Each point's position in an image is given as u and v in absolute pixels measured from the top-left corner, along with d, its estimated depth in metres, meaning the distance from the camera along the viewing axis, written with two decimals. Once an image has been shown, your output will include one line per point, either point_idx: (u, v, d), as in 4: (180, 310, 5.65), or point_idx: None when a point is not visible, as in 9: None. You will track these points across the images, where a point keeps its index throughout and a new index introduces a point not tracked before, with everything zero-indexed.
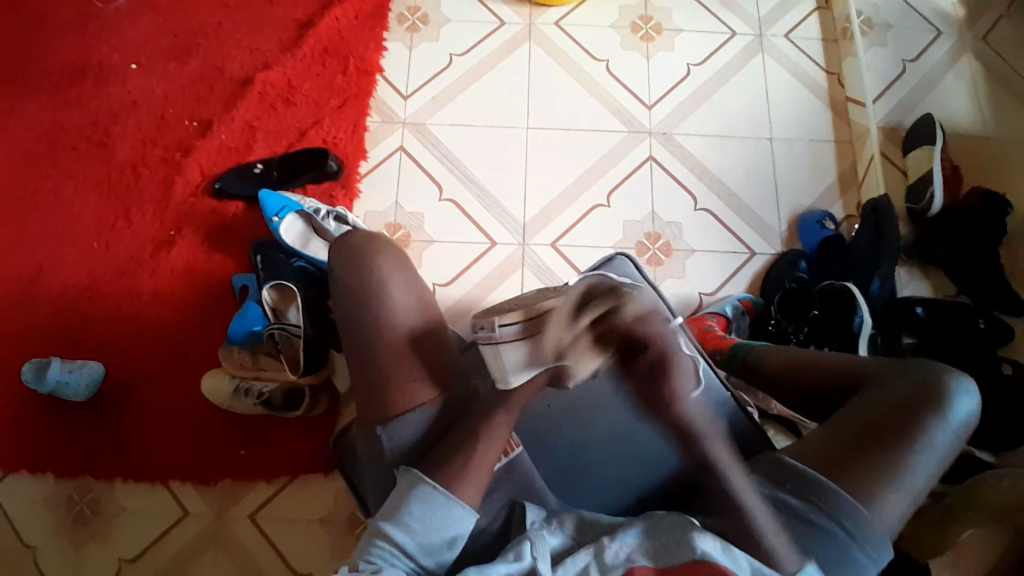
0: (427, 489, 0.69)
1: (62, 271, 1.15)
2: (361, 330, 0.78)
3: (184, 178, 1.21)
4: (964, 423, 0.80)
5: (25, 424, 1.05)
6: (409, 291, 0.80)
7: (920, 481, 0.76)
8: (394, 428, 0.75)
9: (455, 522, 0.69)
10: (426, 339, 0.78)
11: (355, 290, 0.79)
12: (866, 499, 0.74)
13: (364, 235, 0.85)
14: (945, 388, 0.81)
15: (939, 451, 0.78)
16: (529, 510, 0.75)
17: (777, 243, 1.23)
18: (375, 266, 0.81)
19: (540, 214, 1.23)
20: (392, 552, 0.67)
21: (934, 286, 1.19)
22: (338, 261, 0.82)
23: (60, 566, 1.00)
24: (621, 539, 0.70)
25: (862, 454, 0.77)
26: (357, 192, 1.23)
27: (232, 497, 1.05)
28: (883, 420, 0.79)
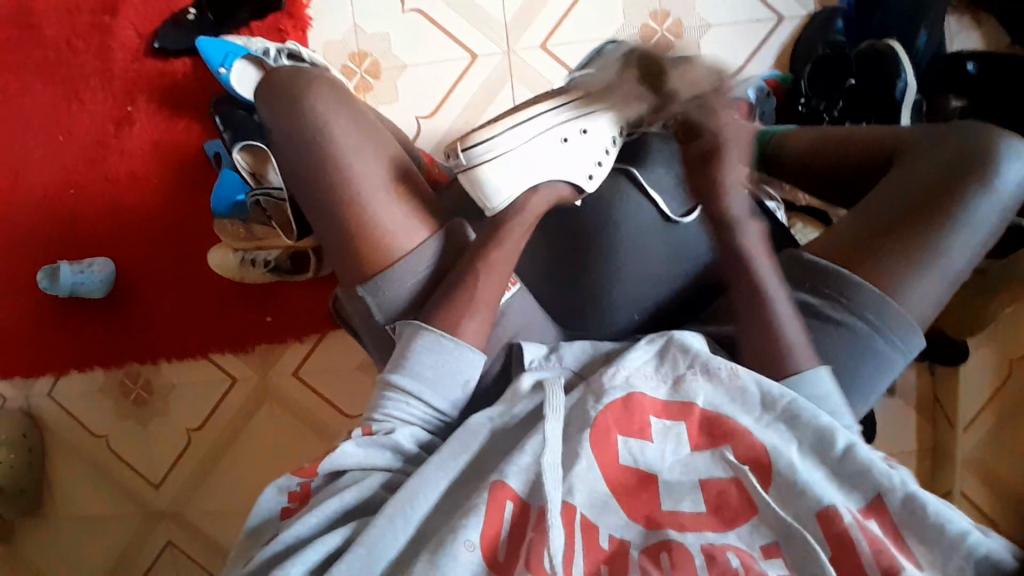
0: (433, 338, 0.68)
1: (35, 170, 1.10)
2: (330, 198, 0.72)
3: (121, 41, 1.08)
4: (1013, 193, 0.70)
5: (58, 325, 1.09)
6: (354, 131, 0.72)
7: (955, 264, 0.70)
8: (377, 286, 0.72)
9: (466, 365, 0.69)
10: (381, 174, 0.73)
11: (299, 140, 0.72)
12: (895, 291, 0.69)
13: (289, 70, 0.76)
14: (993, 155, 0.70)
15: (981, 227, 0.70)
16: (527, 348, 0.73)
17: (809, 1, 1.03)
18: (313, 104, 0.72)
19: (521, 12, 1.05)
20: (404, 399, 0.67)
21: (986, 37, 0.99)
22: (271, 112, 0.74)
23: (135, 444, 1.10)
24: (620, 364, 0.67)
25: (893, 240, 0.70)
26: (307, 21, 1.07)
27: (272, 359, 1.10)
28: (917, 198, 0.70)
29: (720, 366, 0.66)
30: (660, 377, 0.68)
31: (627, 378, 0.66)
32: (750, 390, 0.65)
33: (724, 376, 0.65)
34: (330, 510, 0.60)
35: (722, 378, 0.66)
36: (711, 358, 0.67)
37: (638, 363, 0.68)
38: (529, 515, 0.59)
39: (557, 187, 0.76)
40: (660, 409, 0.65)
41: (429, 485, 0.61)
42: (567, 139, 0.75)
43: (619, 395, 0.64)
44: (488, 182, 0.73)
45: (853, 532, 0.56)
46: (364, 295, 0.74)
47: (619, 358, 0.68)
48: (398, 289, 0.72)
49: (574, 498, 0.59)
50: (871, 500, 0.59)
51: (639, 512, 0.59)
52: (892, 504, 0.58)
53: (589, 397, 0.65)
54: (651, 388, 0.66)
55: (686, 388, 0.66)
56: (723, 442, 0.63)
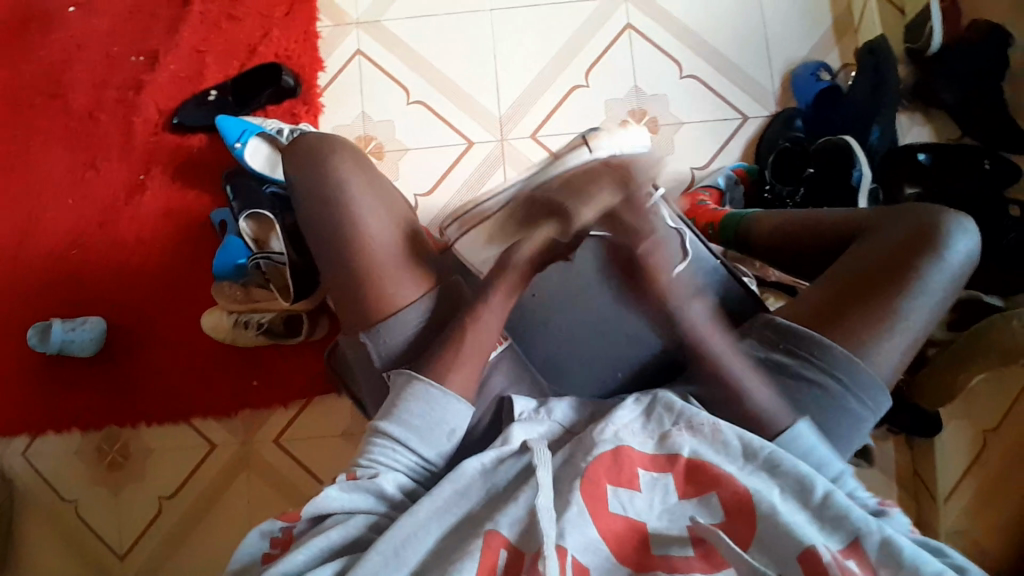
0: (426, 386, 0.69)
1: (43, 231, 1.14)
2: (334, 244, 0.76)
3: (143, 117, 1.16)
4: (961, 263, 0.75)
5: (41, 384, 1.08)
6: (371, 188, 0.78)
7: (917, 326, 0.73)
8: (378, 333, 0.74)
9: (453, 415, 0.69)
10: (395, 233, 0.77)
11: (316, 192, 0.78)
12: (864, 348, 0.72)
13: (318, 135, 0.83)
14: (941, 228, 0.75)
15: (936, 294, 0.74)
16: (518, 401, 0.73)
17: (771, 103, 1.16)
18: (335, 166, 0.79)
19: (516, 105, 1.17)
20: (391, 447, 0.67)
21: (937, 130, 1.12)
22: (295, 165, 0.80)
23: (103, 510, 1.06)
24: (612, 419, 0.68)
25: (857, 302, 0.74)
26: (320, 106, 1.17)
27: (256, 424, 1.09)
28: (876, 265, 0.75)
29: (703, 420, 0.66)
30: (650, 432, 0.68)
31: (615, 431, 0.67)
32: (732, 442, 0.64)
33: (714, 430, 0.65)
34: (317, 548, 0.60)
35: (705, 433, 0.66)
36: (692, 411, 0.67)
37: (627, 420, 0.68)
38: (524, 557, 0.58)
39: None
40: (648, 462, 0.64)
41: (421, 524, 0.61)
42: (531, 200, 0.84)
43: (609, 447, 0.64)
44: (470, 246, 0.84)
45: (833, 568, 0.56)
46: (365, 342, 0.75)
47: (611, 415, 0.69)
48: (397, 341, 0.74)
49: (566, 542, 0.58)
50: (850, 543, 0.59)
51: (629, 557, 0.60)
52: (870, 546, 0.58)
53: (579, 454, 0.65)
54: (638, 442, 0.66)
55: (671, 441, 0.66)
56: (709, 489, 0.62)
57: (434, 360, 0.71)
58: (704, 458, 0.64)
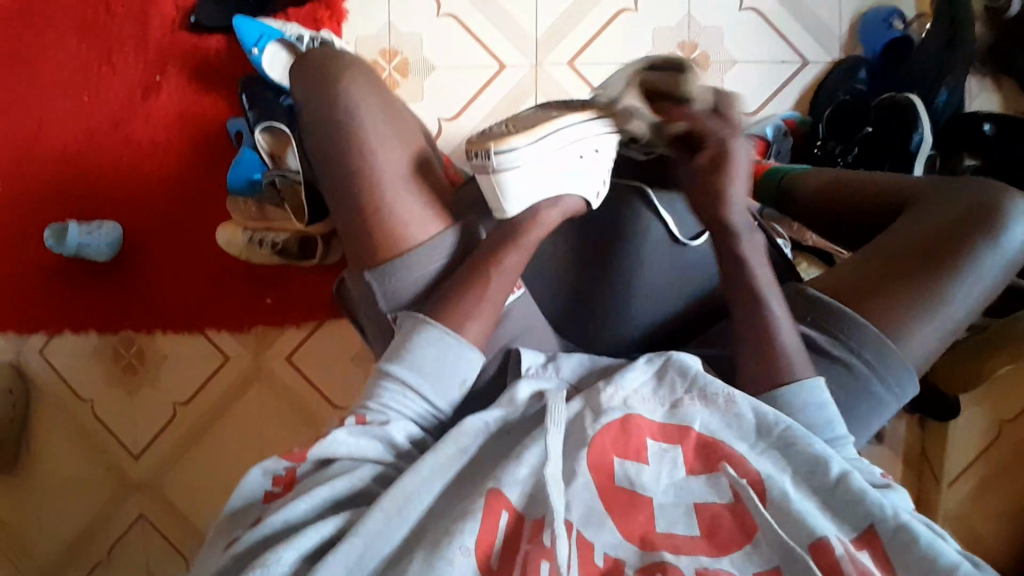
0: (436, 333, 0.67)
1: (56, 126, 1.10)
2: (347, 184, 0.72)
3: (157, 11, 1.10)
4: (1018, 251, 0.69)
5: (58, 283, 1.09)
6: (386, 116, 0.73)
7: (957, 314, 0.69)
8: (384, 274, 0.72)
9: (465, 363, 0.68)
10: (406, 168, 0.73)
11: (325, 119, 0.72)
12: (898, 332, 0.68)
13: (327, 50, 0.75)
14: (1003, 211, 0.69)
15: (983, 280, 0.69)
16: (526, 355, 0.71)
17: (835, 47, 1.05)
18: (345, 90, 0.72)
19: (554, 28, 1.07)
20: (403, 391, 0.66)
21: (1006, 99, 1.02)
22: (302, 85, 0.74)
23: (120, 411, 1.10)
24: (619, 383, 0.65)
25: (901, 281, 0.69)
26: (344, 12, 1.09)
27: (268, 341, 1.10)
28: (927, 243, 0.69)
29: (718, 391, 0.64)
30: (660, 400, 0.65)
31: (624, 399, 0.64)
32: (745, 416, 0.63)
33: (727, 402, 0.63)
34: (321, 497, 0.59)
35: (720, 404, 0.63)
36: (708, 380, 0.65)
37: (637, 385, 0.66)
38: (525, 524, 0.57)
39: (569, 202, 0.74)
40: (658, 431, 0.63)
41: (425, 482, 0.60)
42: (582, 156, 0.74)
43: (617, 416, 0.63)
44: (506, 187, 0.71)
45: (844, 563, 0.54)
46: (369, 281, 0.73)
47: (618, 374, 0.66)
48: (408, 283, 0.72)
49: (572, 515, 0.58)
50: (861, 531, 0.57)
51: (636, 532, 0.58)
52: (883, 533, 0.57)
53: (586, 413, 0.64)
54: (649, 412, 0.64)
55: (683, 411, 0.64)
56: (720, 467, 0.61)
57: (445, 308, 0.68)
58: (714, 435, 0.62)
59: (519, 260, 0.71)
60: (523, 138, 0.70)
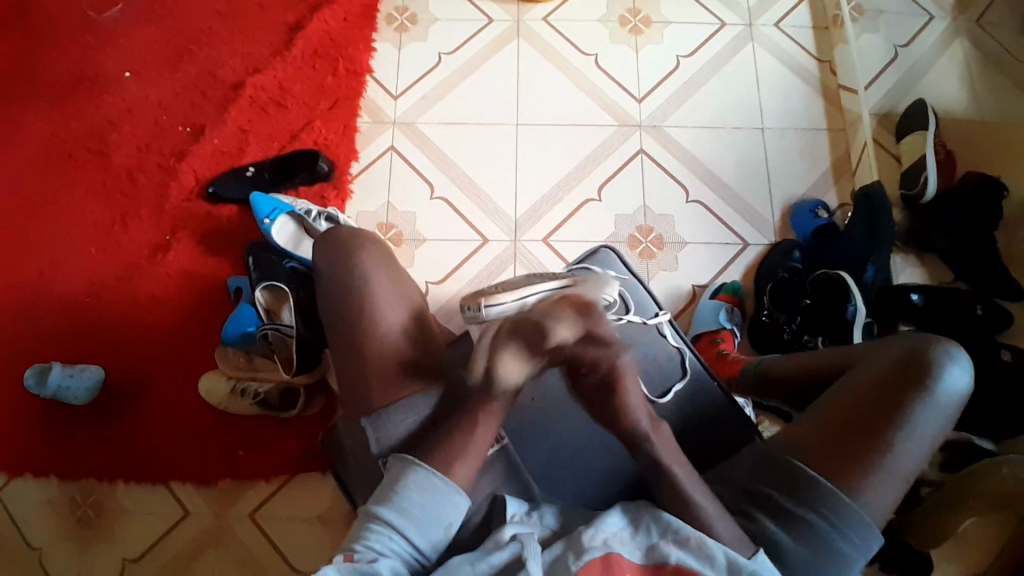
0: (425, 475, 0.66)
1: (62, 276, 1.18)
2: (347, 337, 0.76)
3: (179, 182, 1.24)
4: (952, 403, 0.70)
5: (30, 428, 1.08)
6: (395, 286, 0.78)
7: (906, 466, 0.69)
8: (379, 420, 0.73)
9: (451, 509, 0.66)
10: (411, 334, 0.76)
11: (339, 287, 0.77)
12: (853, 491, 0.68)
13: (350, 229, 0.83)
14: (933, 369, 0.70)
15: (926, 430, 0.69)
16: (511, 502, 0.69)
17: (771, 233, 1.23)
18: (362, 260, 0.79)
19: (532, 210, 1.24)
20: (389, 534, 0.63)
21: (931, 274, 1.18)
22: (325, 254, 0.80)
23: (63, 567, 1.02)
24: (599, 526, 0.64)
25: (847, 446, 0.69)
26: (349, 192, 1.24)
27: (233, 497, 1.06)
28: (866, 404, 0.70)
29: (689, 534, 0.63)
30: (637, 544, 0.64)
31: (605, 539, 0.63)
32: (717, 557, 0.62)
33: (699, 540, 0.63)
34: None
35: (692, 546, 0.63)
36: (677, 522, 0.64)
37: (616, 528, 0.65)
38: None
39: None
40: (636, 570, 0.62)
41: None
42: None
43: (598, 554, 0.61)
44: None
45: None
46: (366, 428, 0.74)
47: (598, 520, 0.65)
48: (397, 427, 0.73)
49: None
50: None
51: None
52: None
53: (569, 553, 0.62)
54: (627, 552, 0.63)
55: (659, 553, 0.63)
56: None
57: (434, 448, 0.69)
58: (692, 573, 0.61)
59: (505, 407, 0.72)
60: (510, 296, 0.79)
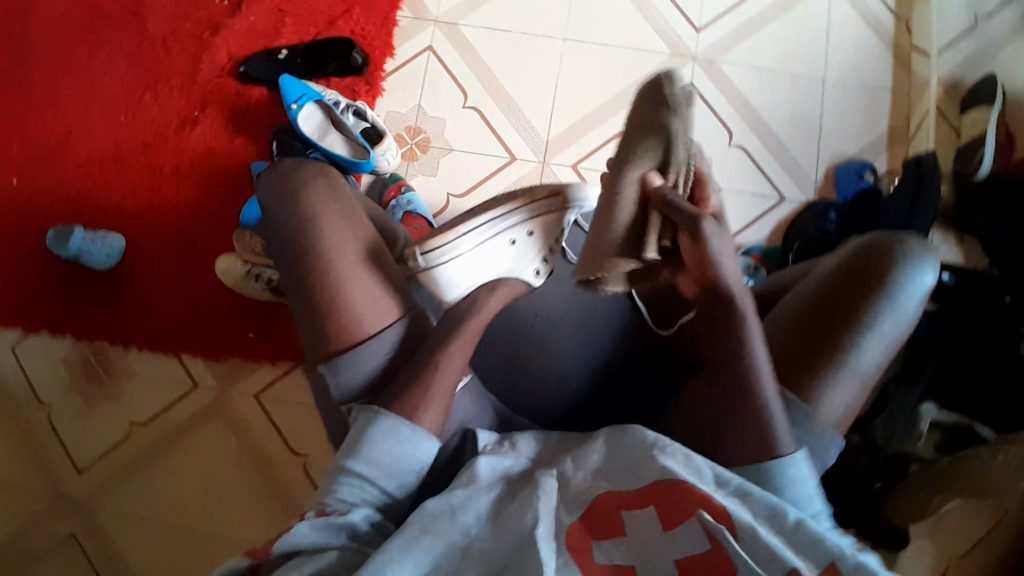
0: (390, 423, 0.62)
1: (88, 138, 1.17)
2: (300, 281, 0.70)
3: (210, 56, 1.20)
4: (914, 305, 0.66)
5: (51, 284, 1.12)
6: (343, 221, 0.72)
7: (862, 371, 0.65)
8: (339, 365, 0.67)
9: (422, 453, 0.62)
10: (367, 273, 0.69)
11: (287, 229, 0.72)
12: (806, 395, 0.64)
13: (291, 163, 0.77)
14: (892, 267, 0.66)
15: (885, 331, 0.66)
16: (482, 434, 0.67)
17: (809, 190, 1.18)
18: (306, 195, 0.72)
19: (565, 134, 1.20)
20: (359, 486, 0.61)
21: (966, 253, 1.14)
22: (270, 194, 0.75)
23: (76, 419, 1.09)
24: (581, 465, 0.60)
25: (807, 354, 0.66)
26: (381, 89, 1.21)
27: (239, 376, 1.10)
28: (820, 308, 0.67)
29: (676, 449, 0.57)
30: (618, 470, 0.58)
31: (588, 479, 0.59)
32: (704, 469, 0.56)
33: (688, 454, 0.57)
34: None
35: (680, 461, 0.56)
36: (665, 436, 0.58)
37: (598, 463, 0.59)
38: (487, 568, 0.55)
39: (513, 284, 0.75)
40: (626, 502, 0.55)
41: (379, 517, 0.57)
42: (515, 242, 0.76)
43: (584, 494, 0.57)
44: (439, 280, 0.73)
45: None
46: (324, 373, 0.68)
47: (579, 456, 0.60)
48: (357, 371, 0.67)
49: None
50: (826, 569, 0.49)
51: None
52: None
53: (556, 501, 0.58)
54: (617, 483, 0.57)
55: (647, 472, 0.56)
56: (688, 512, 0.52)
57: (421, 360, 0.65)
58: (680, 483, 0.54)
59: (462, 359, 0.66)
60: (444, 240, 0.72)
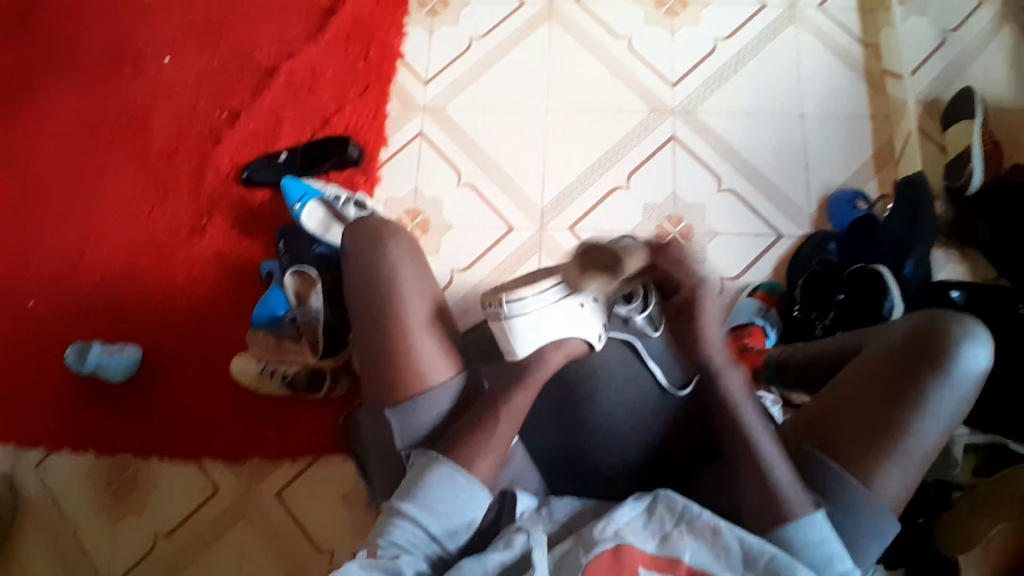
0: (447, 471, 0.67)
1: (102, 256, 1.22)
2: (376, 343, 0.75)
3: (213, 166, 1.26)
4: (972, 382, 0.67)
5: (72, 401, 1.13)
6: (423, 285, 0.77)
7: (921, 451, 0.66)
8: (404, 410, 0.73)
9: (474, 504, 0.66)
10: (438, 342, 0.75)
11: (371, 288, 0.76)
12: (862, 475, 0.66)
13: (375, 219, 0.81)
14: (949, 346, 0.67)
15: (943, 414, 0.66)
16: (520, 499, 0.69)
17: (806, 223, 1.19)
18: (391, 256, 0.77)
19: (557, 198, 1.23)
20: (413, 531, 0.64)
21: (972, 269, 1.13)
22: (355, 249, 0.79)
23: (101, 534, 1.07)
24: (612, 517, 0.62)
25: (864, 433, 0.67)
26: (378, 177, 1.25)
27: (262, 473, 1.09)
28: (879, 385, 0.68)
29: (706, 522, 0.61)
30: (651, 532, 0.62)
31: (617, 531, 0.61)
32: (733, 547, 0.60)
33: (715, 528, 0.60)
34: None
35: (708, 536, 0.60)
36: (695, 505, 0.62)
37: (628, 519, 0.62)
38: None
39: (573, 343, 0.73)
40: (650, 561, 0.59)
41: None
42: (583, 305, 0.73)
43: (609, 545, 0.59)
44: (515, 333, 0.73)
45: None
46: (390, 418, 0.74)
47: (611, 511, 0.62)
48: (422, 418, 0.73)
49: None
50: None
51: None
52: None
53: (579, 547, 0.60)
54: (642, 542, 0.60)
55: (673, 544, 0.60)
56: None
57: (455, 441, 0.69)
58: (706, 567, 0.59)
59: (525, 403, 0.71)
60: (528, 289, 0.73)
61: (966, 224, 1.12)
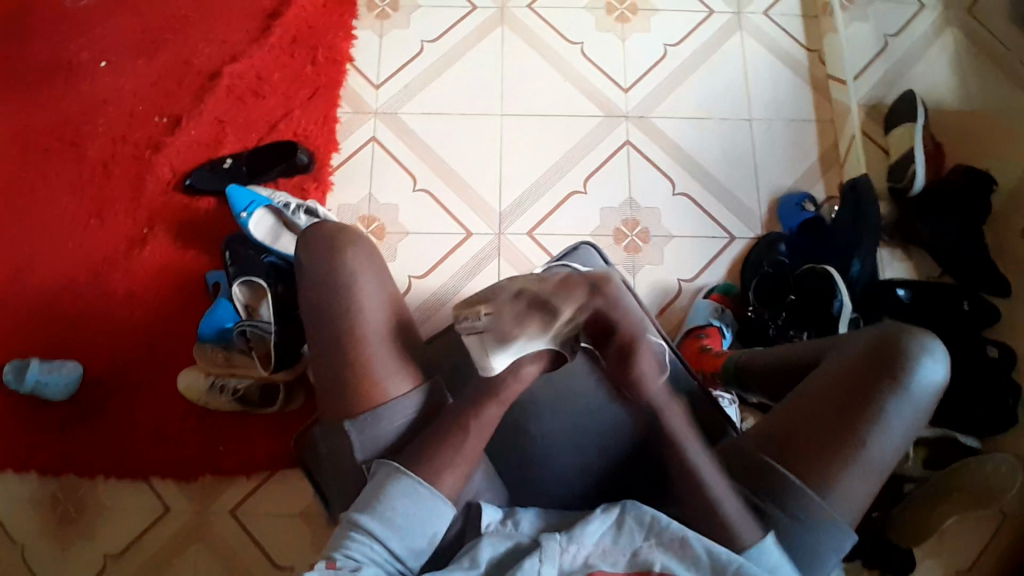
0: (410, 484, 0.65)
1: (37, 271, 1.16)
2: (328, 356, 0.72)
3: (156, 175, 1.21)
4: (928, 395, 0.69)
5: (7, 426, 1.07)
6: (381, 296, 0.75)
7: (878, 462, 0.67)
8: (364, 423, 0.70)
9: (437, 518, 0.65)
10: (393, 355, 0.73)
11: (326, 298, 0.74)
12: (821, 487, 0.67)
13: (332, 225, 0.79)
14: (905, 358, 0.69)
15: (899, 425, 0.68)
16: (485, 508, 0.66)
17: (757, 226, 1.21)
18: (347, 265, 0.75)
19: (514, 203, 1.22)
20: (371, 546, 0.62)
21: (917, 266, 1.17)
22: (308, 257, 0.76)
23: (42, 564, 1.02)
24: (580, 539, 0.61)
25: (824, 444, 0.68)
26: (330, 184, 1.22)
27: (216, 491, 1.05)
28: (838, 396, 0.69)
29: (674, 532, 0.61)
30: (617, 550, 0.61)
31: (585, 558, 0.60)
32: (701, 556, 0.60)
33: (682, 538, 0.61)
34: None
35: (676, 546, 0.60)
36: (662, 517, 0.62)
37: (596, 539, 0.61)
38: None
39: (552, 351, 0.73)
40: None
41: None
42: None
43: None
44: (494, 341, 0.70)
45: None
46: (350, 431, 0.71)
47: (578, 530, 0.61)
48: (384, 428, 0.71)
49: None
50: None
51: None
52: None
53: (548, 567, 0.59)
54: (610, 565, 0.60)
55: (643, 558, 0.60)
56: None
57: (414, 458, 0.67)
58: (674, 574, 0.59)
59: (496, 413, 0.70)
60: (504, 295, 0.72)
61: (910, 224, 1.16)
